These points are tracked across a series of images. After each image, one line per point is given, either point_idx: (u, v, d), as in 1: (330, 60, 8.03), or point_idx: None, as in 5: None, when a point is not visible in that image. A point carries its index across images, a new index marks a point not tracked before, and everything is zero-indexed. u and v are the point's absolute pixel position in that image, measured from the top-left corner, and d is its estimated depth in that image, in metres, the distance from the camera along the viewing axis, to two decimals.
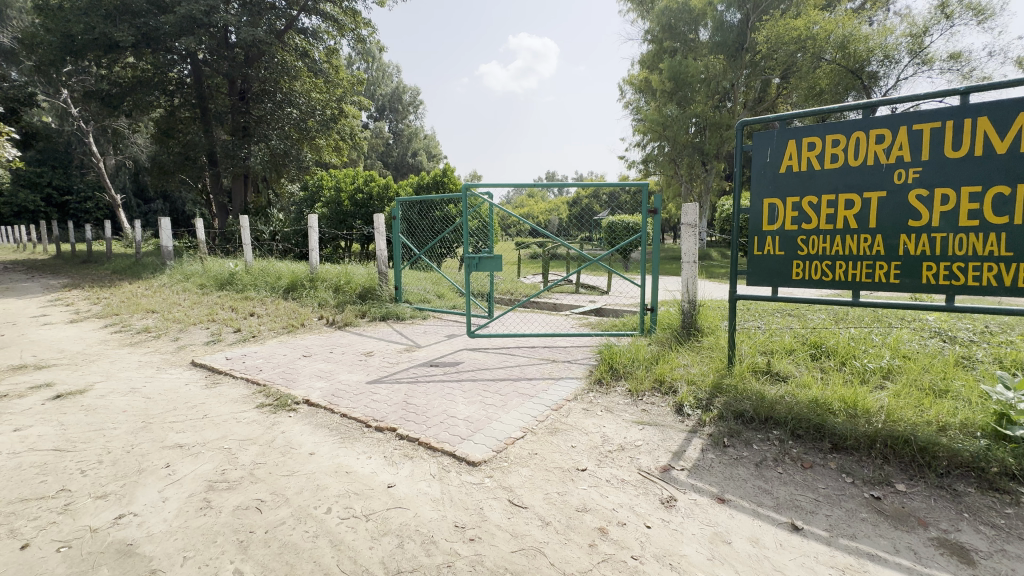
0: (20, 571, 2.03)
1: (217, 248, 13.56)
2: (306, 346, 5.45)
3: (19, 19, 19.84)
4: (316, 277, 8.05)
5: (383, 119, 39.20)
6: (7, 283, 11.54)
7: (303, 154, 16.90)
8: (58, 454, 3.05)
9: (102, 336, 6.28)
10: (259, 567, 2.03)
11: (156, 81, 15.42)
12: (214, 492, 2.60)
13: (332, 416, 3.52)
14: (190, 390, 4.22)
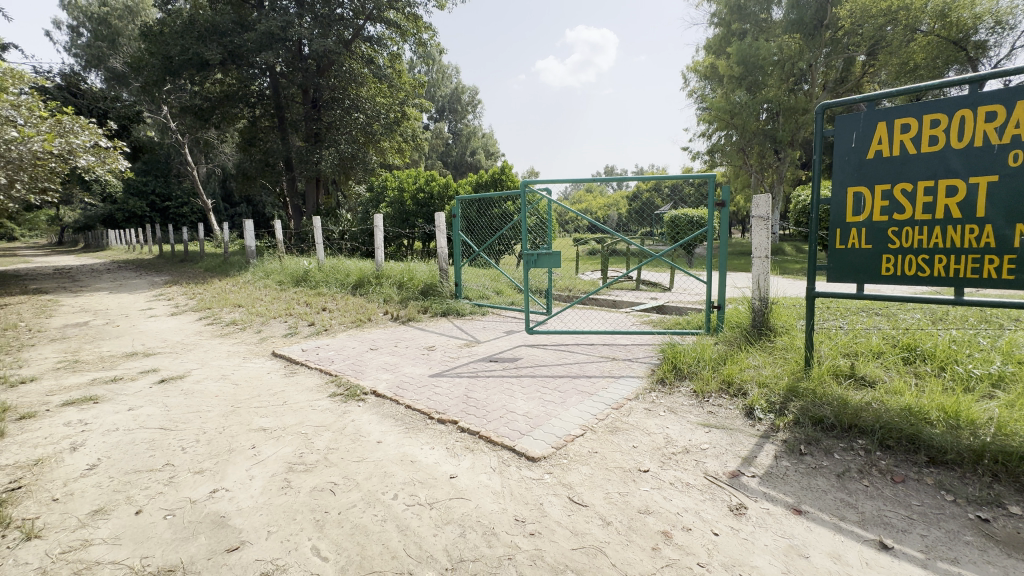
0: (136, 533, 2.31)
1: (293, 248, 14.56)
2: (373, 339, 5.73)
3: (128, 45, 22.33)
4: (381, 274, 8.43)
5: (443, 120, 40.32)
6: (120, 281, 13.10)
7: (369, 157, 17.74)
8: (163, 432, 3.42)
9: (197, 328, 6.97)
10: (333, 546, 2.17)
11: (240, 94, 16.82)
12: (294, 473, 2.81)
13: (398, 407, 3.68)
14: (271, 378, 4.59)
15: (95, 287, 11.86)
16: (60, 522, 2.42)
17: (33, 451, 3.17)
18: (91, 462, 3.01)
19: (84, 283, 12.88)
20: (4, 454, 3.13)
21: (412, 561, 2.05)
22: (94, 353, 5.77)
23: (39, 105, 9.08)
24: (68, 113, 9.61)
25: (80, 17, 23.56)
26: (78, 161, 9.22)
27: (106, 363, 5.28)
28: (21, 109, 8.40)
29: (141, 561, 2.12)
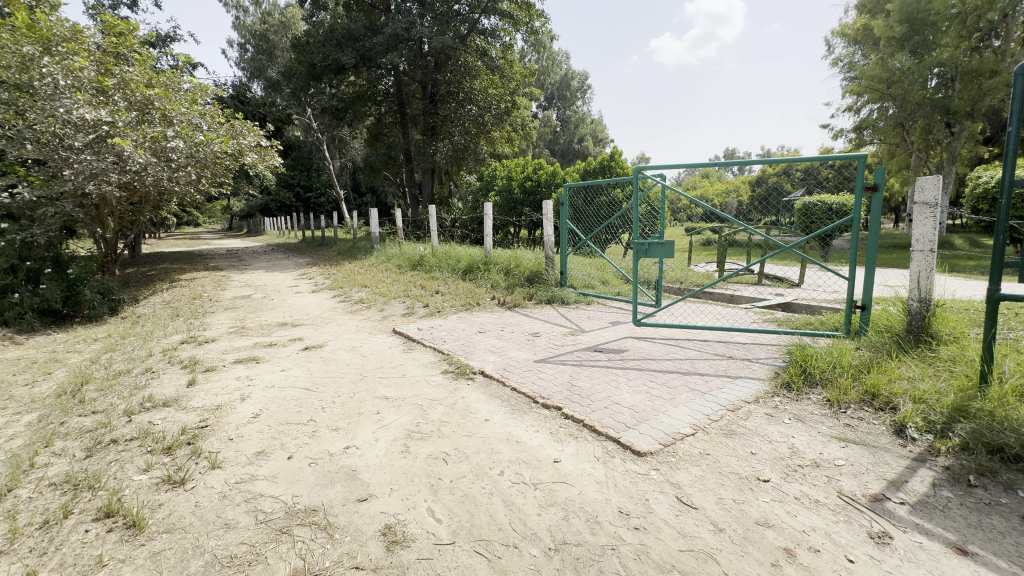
0: (289, 475, 2.73)
1: (411, 235, 15.72)
2: (481, 323, 6.01)
3: (281, 57, 25.58)
4: (489, 261, 8.76)
5: (551, 108, 40.35)
6: (273, 261, 15.35)
7: (480, 147, 18.45)
8: (307, 392, 3.97)
9: (332, 305, 7.90)
10: (446, 511, 2.35)
11: (369, 94, 18.45)
12: (412, 440, 3.08)
13: (504, 388, 3.84)
14: (392, 352, 5.05)
15: (255, 266, 14.01)
16: (235, 457, 2.95)
17: (214, 398, 3.89)
18: (254, 411, 3.60)
19: (248, 262, 15.28)
20: (196, 399, 3.88)
21: (517, 535, 2.14)
22: (256, 321, 6.85)
23: (218, 113, 10.84)
24: (238, 118, 11.35)
25: (245, 35, 27.36)
26: (244, 159, 10.87)
27: (264, 330, 6.24)
28: (205, 117, 10.10)
29: (293, 498, 2.51)
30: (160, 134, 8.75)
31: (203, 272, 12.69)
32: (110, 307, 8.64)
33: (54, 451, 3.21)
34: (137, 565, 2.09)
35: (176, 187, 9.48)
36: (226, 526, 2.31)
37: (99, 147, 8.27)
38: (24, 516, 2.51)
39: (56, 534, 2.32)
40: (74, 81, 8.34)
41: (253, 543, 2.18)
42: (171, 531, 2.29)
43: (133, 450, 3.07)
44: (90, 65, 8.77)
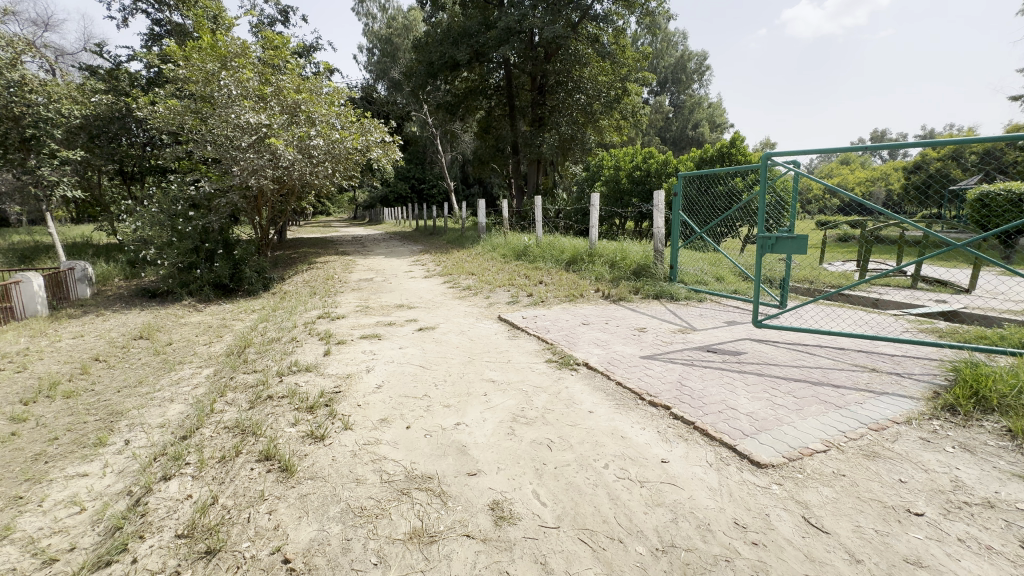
0: (408, 442, 2.99)
1: (515, 225, 16.03)
2: (585, 315, 5.97)
3: (403, 57, 27.36)
4: (594, 253, 8.65)
5: (664, 93, 38.27)
6: (391, 248, 16.75)
7: (588, 137, 18.14)
8: (422, 369, 4.30)
9: (442, 290, 8.40)
10: (551, 495, 2.40)
11: (481, 88, 19.07)
12: (517, 423, 3.18)
13: (609, 381, 3.79)
14: (498, 338, 5.25)
15: (376, 252, 15.39)
16: (363, 421, 3.31)
17: (345, 368, 4.39)
18: (378, 382, 3.99)
19: (370, 248, 16.87)
20: (330, 367, 4.42)
21: (622, 530, 2.13)
22: (378, 301, 7.57)
23: (351, 113, 11.93)
24: (368, 116, 12.31)
25: (373, 40, 29.71)
26: (371, 153, 11.85)
27: (384, 310, 6.86)
28: (340, 116, 11.18)
29: (411, 464, 2.75)
30: (306, 134, 9.94)
31: (333, 256, 14.28)
32: (263, 284, 10.14)
33: (227, 400, 3.90)
34: (290, 504, 2.46)
35: (316, 180, 10.75)
36: (357, 480, 2.61)
37: (259, 146, 9.66)
38: (208, 450, 3.10)
39: (231, 468, 2.83)
40: (242, 91, 9.80)
41: (379, 499, 2.44)
42: (315, 478, 2.66)
43: (284, 406, 3.61)
44: (254, 76, 10.13)
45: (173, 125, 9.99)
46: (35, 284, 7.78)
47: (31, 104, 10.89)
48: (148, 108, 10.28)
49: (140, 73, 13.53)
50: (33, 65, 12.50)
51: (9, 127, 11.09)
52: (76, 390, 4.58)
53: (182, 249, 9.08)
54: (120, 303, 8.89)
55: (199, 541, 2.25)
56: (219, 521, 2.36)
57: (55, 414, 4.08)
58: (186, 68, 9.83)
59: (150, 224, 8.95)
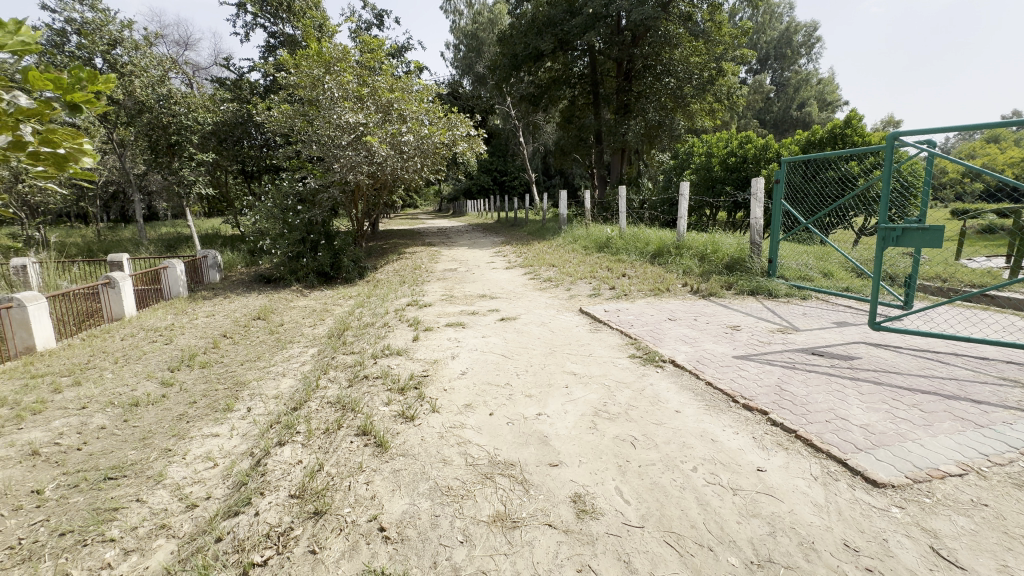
0: (491, 429, 3.08)
1: (597, 216, 15.69)
2: (672, 310, 5.71)
3: (488, 50, 27.73)
4: (682, 245, 8.22)
5: (765, 71, 35.13)
6: (474, 239, 17.20)
7: (677, 122, 17.21)
8: (504, 358, 4.39)
9: (523, 281, 8.48)
10: (634, 494, 2.35)
11: (565, 78, 18.85)
12: (599, 418, 3.14)
13: (697, 381, 3.60)
14: (579, 331, 5.20)
15: (460, 243, 15.92)
16: (449, 405, 3.46)
17: (432, 353, 4.61)
18: (463, 369, 4.15)
19: (454, 240, 17.45)
20: (419, 352, 4.67)
21: (712, 538, 2.03)
22: (462, 291, 7.84)
23: (439, 109, 12.36)
24: (455, 112, 12.66)
25: (458, 36, 30.40)
26: (457, 147, 12.18)
27: (468, 300, 7.09)
28: (429, 113, 11.64)
29: (494, 450, 2.83)
30: (398, 130, 10.48)
31: (421, 247, 14.98)
32: (359, 273, 10.95)
33: (330, 377, 4.29)
34: (384, 476, 2.66)
35: (406, 175, 11.32)
36: (443, 461, 2.75)
37: (357, 144, 10.38)
38: (314, 421, 3.43)
39: (334, 439, 3.12)
40: (343, 93, 10.57)
41: (464, 481, 2.55)
42: (406, 456, 2.83)
43: (378, 386, 3.89)
44: (353, 78, 10.82)
45: (285, 128, 11.06)
46: (178, 269, 9.07)
47: (175, 114, 12.64)
48: (265, 114, 11.49)
49: (258, 82, 15.10)
50: (177, 80, 14.45)
51: (159, 135, 12.95)
52: (209, 361, 5.31)
53: (292, 240, 10.11)
54: (242, 288, 10.11)
55: (309, 502, 2.50)
56: (325, 486, 2.61)
57: (194, 381, 4.76)
58: (297, 75, 10.80)
59: (266, 218, 10.16)
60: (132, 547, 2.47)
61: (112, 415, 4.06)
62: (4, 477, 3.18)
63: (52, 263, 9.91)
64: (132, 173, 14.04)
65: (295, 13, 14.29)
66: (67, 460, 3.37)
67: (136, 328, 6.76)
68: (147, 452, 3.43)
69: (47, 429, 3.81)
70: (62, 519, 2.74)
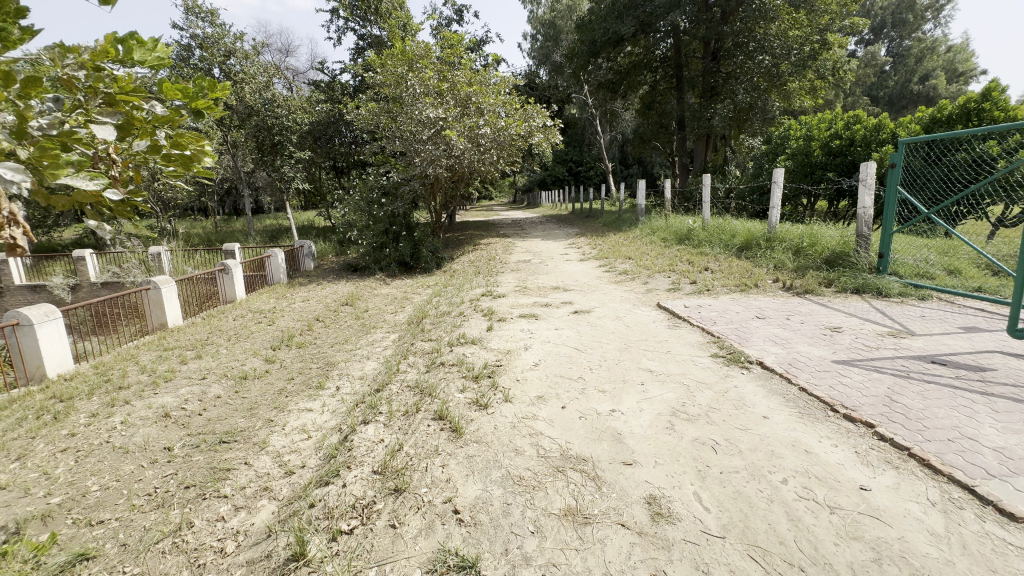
0: (563, 422, 3.06)
1: (678, 206, 14.93)
2: (760, 308, 5.29)
3: (565, 38, 27.19)
4: (774, 238, 7.58)
5: (879, 41, 31.15)
6: (548, 231, 17.14)
7: (770, 104, 15.82)
8: (577, 352, 4.34)
9: (597, 274, 8.32)
10: (715, 501, 2.22)
11: (645, 62, 18.03)
12: (677, 418, 3.00)
13: (789, 385, 3.32)
14: (657, 327, 5.00)
15: (533, 235, 15.94)
16: (522, 396, 3.48)
17: (505, 344, 4.67)
18: (535, 360, 4.16)
19: (528, 231, 17.50)
20: (493, 341, 4.76)
21: (804, 558, 1.87)
22: (535, 283, 7.86)
23: (515, 100, 12.37)
24: (532, 103, 12.61)
25: (536, 26, 30.10)
26: (533, 139, 12.14)
27: (541, 292, 7.09)
28: (506, 105, 11.70)
29: (566, 443, 2.81)
30: (476, 123, 10.65)
31: (495, 238, 15.21)
32: (437, 263, 11.39)
33: (409, 362, 4.51)
34: (459, 461, 2.75)
35: (482, 167, 11.50)
36: (516, 450, 2.79)
37: (436, 138, 10.71)
38: (395, 404, 3.63)
39: (413, 422, 3.27)
40: (425, 89, 10.93)
41: (536, 472, 2.56)
42: (480, 443, 2.91)
43: (454, 373, 4.03)
44: (434, 74, 11.15)
45: (372, 125, 11.69)
46: (280, 258, 10.02)
47: (278, 116, 13.89)
48: (355, 112, 12.24)
49: (348, 83, 16.07)
50: (279, 85, 15.79)
51: (264, 136, 14.29)
52: (305, 341, 5.82)
53: (376, 231, 10.73)
54: (332, 275, 10.93)
55: (390, 479, 2.66)
56: (404, 466, 2.76)
57: (292, 359, 5.25)
58: (383, 74, 11.35)
59: (354, 210, 10.90)
60: (241, 504, 2.79)
61: (225, 386, 4.59)
62: (144, 434, 3.72)
63: (179, 251, 11.38)
64: (242, 171, 15.64)
65: (382, 15, 14.99)
66: (191, 423, 3.87)
67: (245, 310, 7.57)
68: (253, 421, 3.84)
69: (176, 395, 4.41)
70: (186, 474, 3.15)
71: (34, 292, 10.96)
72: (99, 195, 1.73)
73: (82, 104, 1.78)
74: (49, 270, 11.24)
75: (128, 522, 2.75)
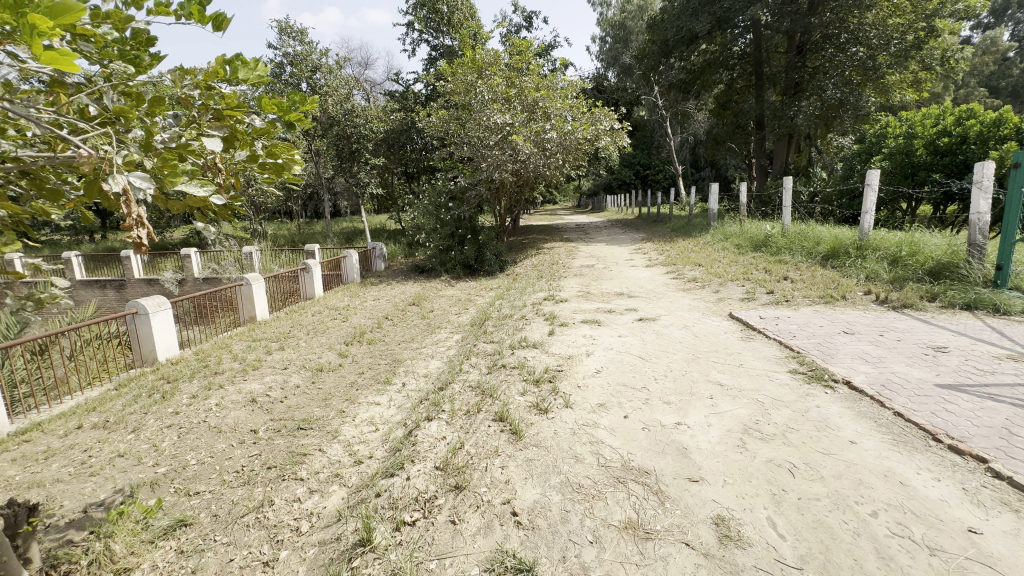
0: (625, 432, 2.98)
1: (755, 211, 14.05)
2: (849, 322, 4.84)
3: (636, 39, 26.58)
4: (866, 246, 6.92)
5: (1001, 25, 27.52)
6: (613, 235, 16.80)
7: (865, 99, 14.47)
8: (641, 360, 4.21)
9: (664, 281, 8.03)
10: (790, 528, 2.07)
11: (722, 59, 17.19)
12: (749, 437, 2.82)
13: (880, 409, 3.01)
14: (728, 338, 4.74)
15: (598, 239, 15.70)
16: (583, 402, 3.44)
17: (567, 349, 4.64)
18: (597, 367, 4.09)
19: (592, 235, 17.27)
20: (554, 346, 4.75)
21: None
22: (599, 288, 7.74)
23: (583, 104, 12.26)
24: (599, 106, 12.44)
25: (604, 28, 29.68)
26: (600, 142, 11.96)
27: (605, 297, 6.96)
28: (573, 108, 11.62)
29: (628, 454, 2.73)
30: (542, 128, 10.69)
31: (559, 243, 15.15)
32: (500, 266, 11.55)
33: (472, 363, 4.62)
34: (518, 464, 2.76)
35: (548, 171, 11.51)
36: (575, 457, 2.76)
37: (503, 143, 10.87)
38: (457, 403, 3.72)
39: (474, 421, 3.34)
40: (493, 96, 11.14)
41: (596, 481, 2.52)
42: (539, 447, 2.91)
43: (515, 376, 4.06)
44: (503, 80, 11.32)
45: (442, 132, 12.11)
46: (354, 258, 10.64)
47: (356, 125, 14.81)
48: (426, 120, 12.76)
49: (421, 92, 16.76)
50: (358, 96, 16.82)
51: (344, 144, 15.27)
52: (375, 338, 6.14)
53: (443, 234, 11.10)
54: (401, 276, 11.42)
55: (451, 476, 2.73)
56: (465, 464, 2.82)
57: (363, 354, 5.56)
58: (454, 82, 11.72)
59: (423, 214, 11.33)
60: (315, 488, 2.99)
61: (304, 376, 4.96)
62: (234, 416, 4.10)
63: (268, 251, 12.43)
64: (323, 177, 16.80)
65: (454, 25, 15.52)
66: (274, 409, 4.21)
67: (323, 307, 8.12)
68: (327, 410, 4.11)
69: (261, 382, 4.82)
70: (269, 455, 3.43)
71: (150, 286, 12.48)
72: (207, 201, 1.94)
73: (196, 119, 1.97)
74: (162, 265, 12.75)
75: (219, 495, 3.04)
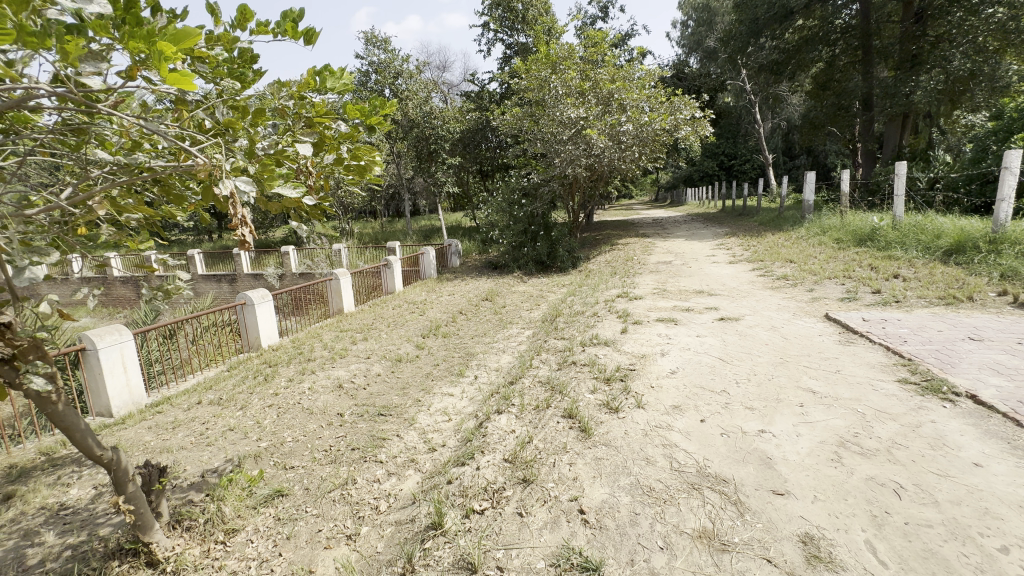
0: (701, 437, 2.83)
1: (859, 202, 12.64)
2: (976, 327, 4.19)
3: (722, 21, 24.86)
4: (1001, 239, 5.95)
5: None
6: (692, 231, 15.96)
7: (1003, 67, 12.40)
8: (721, 362, 3.97)
9: (750, 278, 7.48)
10: (894, 555, 1.85)
11: (822, 35, 15.59)
12: (847, 450, 2.55)
13: (1016, 429, 2.58)
14: (823, 341, 4.31)
15: (676, 234, 15.00)
16: (656, 403, 3.31)
17: (640, 348, 4.49)
18: (672, 367, 3.92)
19: (670, 231, 16.52)
20: (627, 344, 4.63)
21: None
22: (676, 285, 7.39)
23: (662, 93, 11.71)
24: (679, 94, 11.81)
25: (687, 12, 28.11)
26: (680, 132, 11.37)
27: (683, 295, 6.64)
28: (651, 99, 11.16)
29: (704, 460, 2.59)
30: (617, 120, 10.39)
31: (634, 238, 14.67)
32: (572, 262, 11.44)
33: (542, 359, 4.63)
34: (586, 461, 2.73)
35: (623, 165, 11.15)
36: (646, 459, 2.67)
37: (577, 138, 10.70)
38: (527, 398, 3.75)
39: (543, 417, 3.35)
40: (567, 91, 11.00)
41: (669, 486, 2.42)
42: (608, 446, 2.85)
43: (585, 373, 4.01)
44: (577, 74, 11.13)
45: (515, 129, 12.19)
46: (431, 255, 11.10)
47: (434, 127, 15.36)
48: (500, 118, 12.97)
49: (495, 91, 16.99)
50: (436, 98, 17.43)
51: (423, 146, 15.91)
52: (449, 331, 6.38)
53: (515, 231, 11.23)
54: (476, 272, 11.71)
55: (519, 469, 2.76)
56: (533, 458, 2.84)
57: (438, 347, 5.80)
58: (528, 79, 11.76)
59: (496, 211, 11.53)
60: (393, 471, 3.17)
61: (384, 365, 5.28)
62: (324, 399, 4.47)
63: (355, 248, 13.34)
64: (404, 178, 17.66)
65: (529, 22, 15.53)
66: (357, 395, 4.53)
67: (403, 301, 8.57)
68: (405, 398, 4.34)
69: (347, 370, 5.20)
70: (353, 438, 3.70)
71: (255, 280, 13.92)
72: (298, 201, 2.11)
73: (290, 127, 2.16)
74: (266, 262, 14.17)
75: (310, 470, 3.33)
